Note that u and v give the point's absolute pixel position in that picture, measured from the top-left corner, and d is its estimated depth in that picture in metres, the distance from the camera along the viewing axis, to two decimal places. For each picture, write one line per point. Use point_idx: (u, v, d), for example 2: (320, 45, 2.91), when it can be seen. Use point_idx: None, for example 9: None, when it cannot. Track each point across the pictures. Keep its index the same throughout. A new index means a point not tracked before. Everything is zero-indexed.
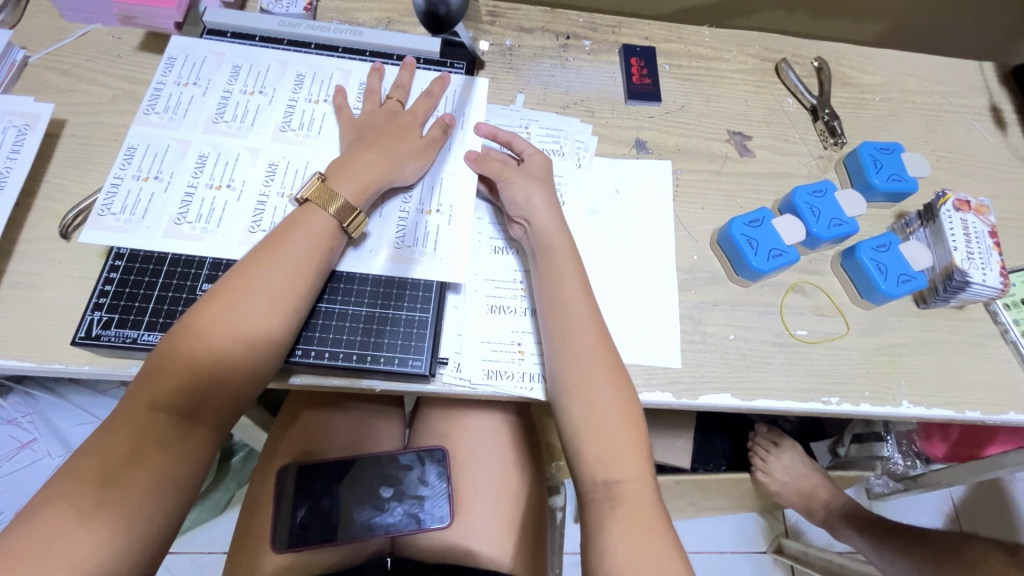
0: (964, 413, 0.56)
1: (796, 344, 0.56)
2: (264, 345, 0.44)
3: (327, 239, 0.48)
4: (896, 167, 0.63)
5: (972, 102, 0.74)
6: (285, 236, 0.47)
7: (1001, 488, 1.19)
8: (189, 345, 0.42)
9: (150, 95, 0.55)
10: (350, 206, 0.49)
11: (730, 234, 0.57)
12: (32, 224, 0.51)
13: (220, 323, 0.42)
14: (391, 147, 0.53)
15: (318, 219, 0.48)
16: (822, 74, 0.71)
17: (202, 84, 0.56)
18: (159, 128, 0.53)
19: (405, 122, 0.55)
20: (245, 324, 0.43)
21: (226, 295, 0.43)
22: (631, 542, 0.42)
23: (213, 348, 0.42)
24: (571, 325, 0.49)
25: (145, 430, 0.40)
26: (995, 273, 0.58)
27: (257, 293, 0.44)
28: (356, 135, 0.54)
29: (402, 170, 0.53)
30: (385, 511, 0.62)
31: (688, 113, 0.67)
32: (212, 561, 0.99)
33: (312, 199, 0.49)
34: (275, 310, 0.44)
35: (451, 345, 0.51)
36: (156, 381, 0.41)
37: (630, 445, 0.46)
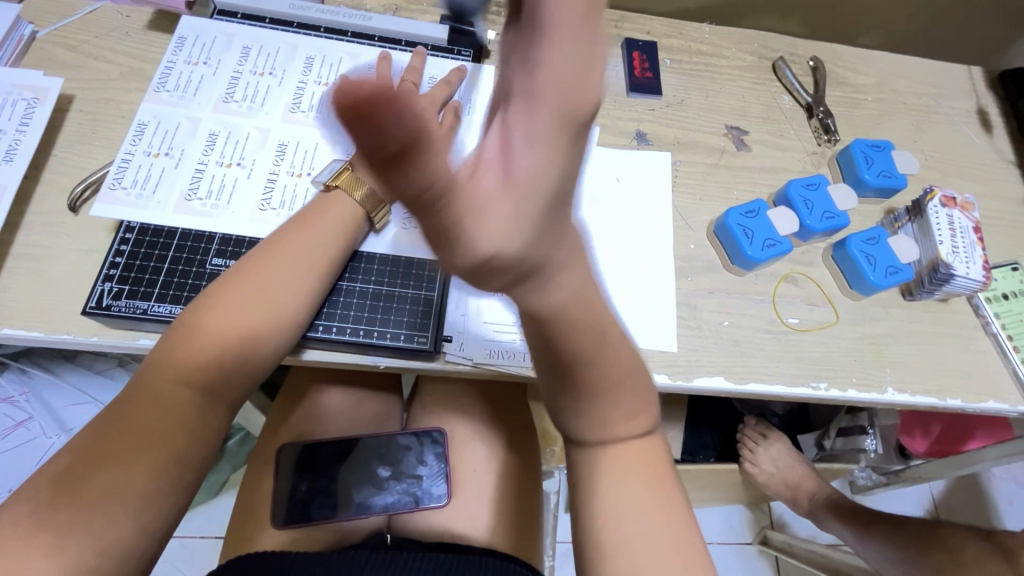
0: (946, 400, 0.58)
1: (788, 331, 0.58)
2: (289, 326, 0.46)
3: (350, 226, 0.50)
4: (885, 165, 0.65)
5: (960, 105, 0.77)
6: (310, 221, 0.49)
7: (979, 483, 1.23)
8: (215, 320, 0.43)
9: (161, 74, 0.55)
10: (376, 197, 0.51)
11: (727, 223, 0.59)
12: (40, 197, 0.52)
13: (248, 302, 0.44)
14: None
15: (344, 205, 0.50)
16: (817, 73, 0.73)
17: (212, 64, 0.57)
18: (170, 106, 0.54)
19: None
20: (274, 305, 0.45)
21: (254, 275, 0.45)
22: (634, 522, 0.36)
23: (239, 325, 0.43)
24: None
25: (166, 404, 0.39)
26: (977, 266, 0.60)
27: (285, 275, 0.46)
28: None
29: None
30: (383, 490, 0.64)
31: (687, 107, 0.69)
32: (204, 545, 0.99)
33: (340, 186, 0.51)
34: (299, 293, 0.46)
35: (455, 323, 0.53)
36: (178, 355, 0.41)
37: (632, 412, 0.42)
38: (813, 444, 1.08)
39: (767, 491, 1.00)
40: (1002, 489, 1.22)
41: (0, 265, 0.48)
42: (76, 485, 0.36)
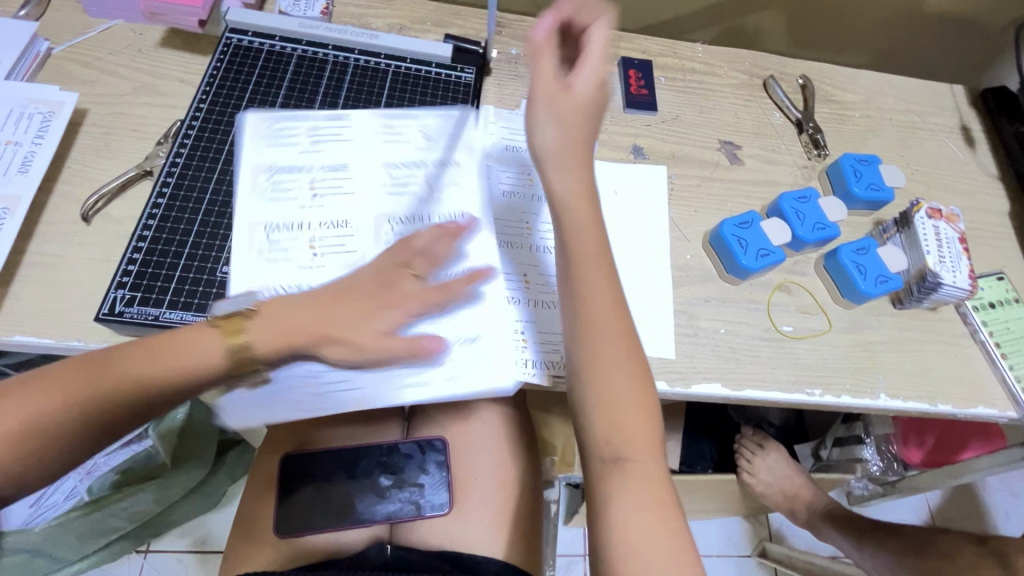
0: (937, 405, 0.60)
1: (782, 339, 0.60)
2: (198, 374, 0.41)
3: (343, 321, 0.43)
4: (874, 177, 0.68)
5: (944, 121, 0.80)
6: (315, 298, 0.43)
7: (975, 493, 1.23)
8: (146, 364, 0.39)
9: (267, 124, 0.56)
10: None
11: (721, 234, 0.61)
12: (53, 208, 0.53)
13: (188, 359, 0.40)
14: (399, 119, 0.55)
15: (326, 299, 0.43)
16: (806, 90, 0.76)
17: (355, 114, 0.59)
18: (275, 170, 0.55)
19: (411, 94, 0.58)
20: (184, 347, 0.41)
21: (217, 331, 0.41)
22: (645, 527, 0.42)
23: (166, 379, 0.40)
24: (589, 299, 0.46)
25: (68, 422, 0.39)
26: (964, 275, 0.62)
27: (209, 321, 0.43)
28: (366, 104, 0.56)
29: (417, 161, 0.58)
30: (385, 498, 0.65)
31: (682, 122, 0.71)
32: (201, 559, 0.98)
33: None
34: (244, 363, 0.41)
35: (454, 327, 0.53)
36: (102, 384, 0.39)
37: (643, 421, 0.45)
38: (810, 454, 1.09)
39: (764, 501, 1.00)
40: (998, 499, 1.23)
41: (14, 273, 0.50)
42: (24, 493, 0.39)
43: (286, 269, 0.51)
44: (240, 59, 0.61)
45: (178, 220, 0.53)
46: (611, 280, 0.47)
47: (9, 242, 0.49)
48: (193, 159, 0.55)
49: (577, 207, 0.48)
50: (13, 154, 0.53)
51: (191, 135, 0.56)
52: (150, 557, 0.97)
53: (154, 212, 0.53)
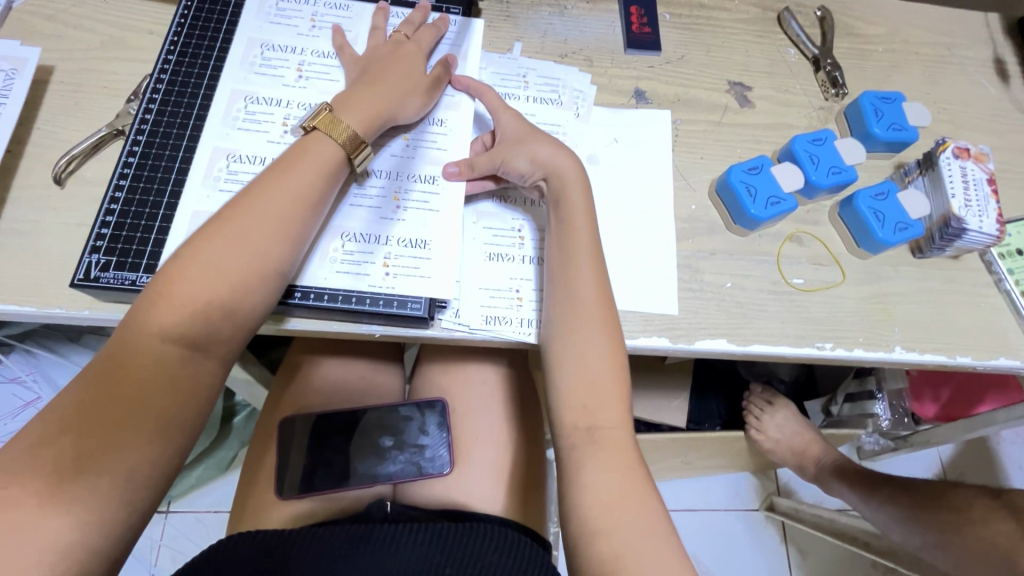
0: (956, 358, 0.57)
1: (792, 292, 0.57)
2: (258, 257, 0.43)
3: (332, 169, 0.48)
4: (896, 117, 0.63)
5: (976, 54, 0.73)
6: (292, 162, 0.46)
7: (988, 446, 1.22)
8: (210, 256, 0.42)
9: (277, 11, 0.57)
10: (357, 136, 0.49)
11: (729, 181, 0.57)
12: (24, 171, 0.51)
13: (225, 247, 0.42)
14: (392, 82, 0.52)
15: (325, 147, 0.47)
16: (825, 24, 0.70)
17: (351, 9, 0.59)
18: (268, 54, 0.55)
19: (407, 54, 0.55)
20: (241, 239, 0.43)
21: (217, 234, 0.43)
22: (611, 488, 0.43)
23: (226, 273, 0.42)
24: (569, 277, 0.49)
25: (154, 357, 0.40)
26: (991, 220, 0.58)
27: (230, 240, 0.43)
28: (359, 64, 0.54)
29: (405, 107, 0.52)
30: (387, 459, 0.65)
31: (688, 63, 0.66)
32: (218, 519, 1.01)
33: (318, 127, 0.48)
34: (249, 252, 0.43)
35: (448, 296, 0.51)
36: (175, 290, 0.41)
37: (615, 392, 0.47)
38: (821, 411, 1.08)
39: (773, 457, 0.99)
40: (1011, 453, 1.21)
41: None
42: (85, 458, 0.36)
43: None
44: (207, 5, 0.56)
45: (151, 180, 0.49)
46: (597, 263, 0.50)
47: None
48: (163, 115, 0.51)
49: (557, 188, 0.52)
50: None
51: (160, 89, 0.52)
52: (171, 519, 1.00)
53: (125, 174, 0.49)
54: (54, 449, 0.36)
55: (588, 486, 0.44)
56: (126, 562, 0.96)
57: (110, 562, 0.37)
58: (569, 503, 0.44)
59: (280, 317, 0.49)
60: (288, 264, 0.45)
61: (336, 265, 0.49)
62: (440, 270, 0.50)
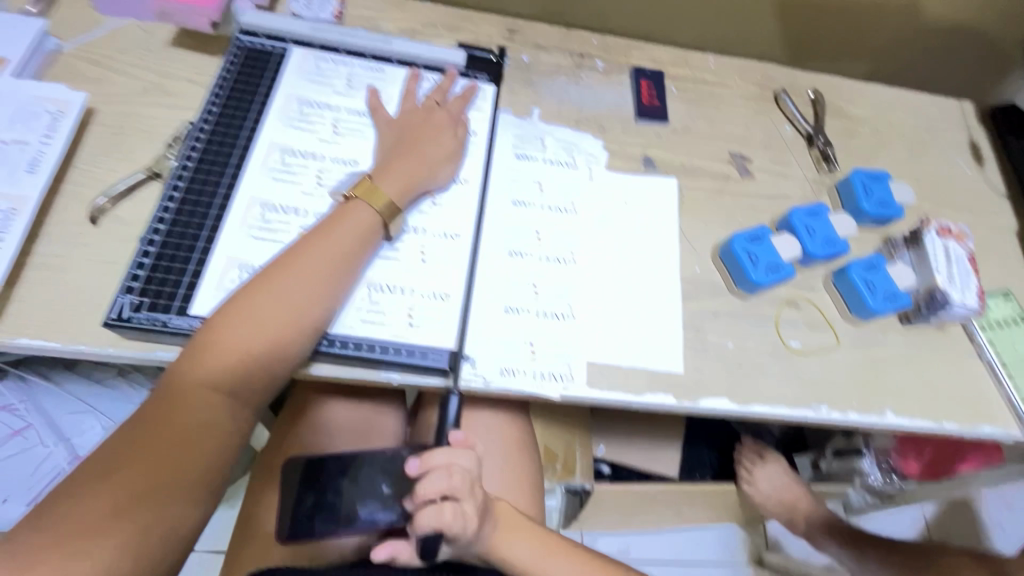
0: (943, 424, 0.60)
1: (790, 355, 0.60)
2: (300, 312, 0.46)
3: (368, 230, 0.51)
4: (884, 194, 0.68)
5: (953, 138, 0.80)
6: (333, 224, 0.50)
7: (971, 506, 1.24)
8: (254, 312, 0.45)
9: (315, 70, 0.61)
10: (395, 206, 0.52)
11: (732, 248, 0.61)
12: (61, 208, 0.52)
13: (267, 304, 0.45)
14: (425, 151, 0.56)
15: (363, 211, 0.51)
16: (817, 104, 0.76)
17: (384, 71, 0.63)
18: (305, 110, 0.58)
19: (437, 120, 0.59)
20: (286, 295, 0.45)
21: (260, 291, 0.45)
22: None
23: (268, 330, 0.44)
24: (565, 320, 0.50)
25: (199, 409, 0.43)
26: (973, 294, 0.62)
27: (269, 299, 0.45)
28: (392, 128, 0.58)
29: (437, 176, 0.57)
30: (387, 507, 0.62)
31: (693, 133, 0.71)
32: (196, 561, 0.98)
33: (358, 195, 0.52)
34: (290, 308, 0.45)
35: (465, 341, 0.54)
36: (219, 346, 0.44)
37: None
38: (810, 465, 1.10)
39: (763, 511, 1.00)
40: (992, 513, 1.24)
41: (20, 274, 0.49)
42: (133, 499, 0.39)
43: None
44: (249, 61, 0.60)
45: (188, 224, 0.51)
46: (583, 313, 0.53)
47: (16, 243, 0.48)
48: (203, 163, 0.54)
49: None
50: (20, 153, 0.52)
51: (202, 138, 0.55)
52: None
53: (163, 217, 0.51)
54: (74, 494, 0.38)
55: None
56: None
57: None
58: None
59: (304, 362, 0.50)
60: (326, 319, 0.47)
61: (360, 314, 0.52)
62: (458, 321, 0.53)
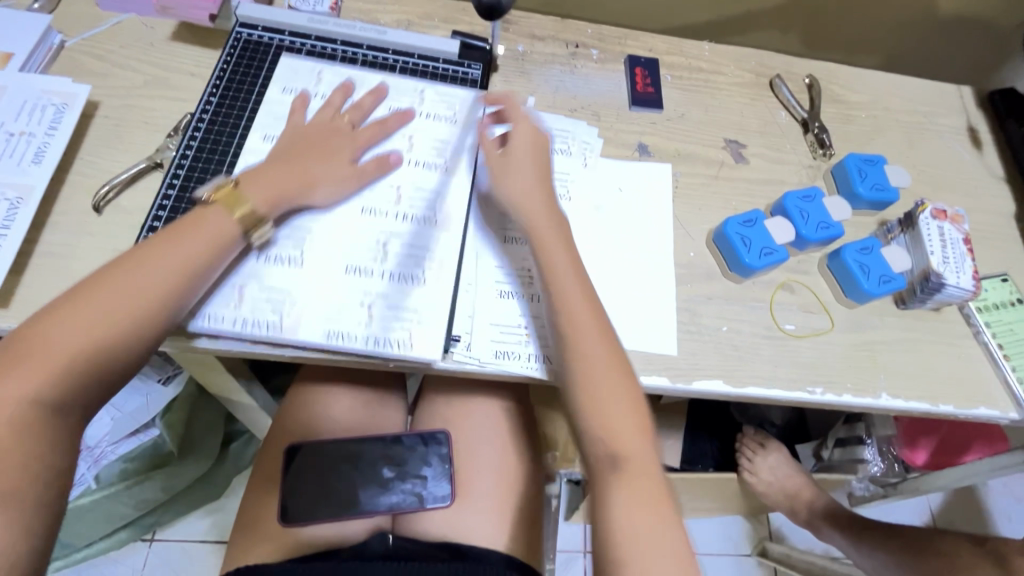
0: (939, 406, 0.60)
1: (784, 337, 0.60)
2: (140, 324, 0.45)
3: (223, 237, 0.50)
4: (879, 178, 0.68)
5: (951, 123, 0.79)
6: (182, 230, 0.49)
7: (976, 496, 1.23)
8: (86, 315, 0.43)
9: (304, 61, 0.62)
10: (253, 213, 0.51)
11: (725, 232, 0.61)
12: (65, 198, 0.54)
13: (98, 309, 0.44)
14: (313, 160, 0.55)
15: (218, 219, 0.50)
16: (813, 90, 0.76)
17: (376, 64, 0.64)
18: (294, 103, 0.60)
19: (346, 126, 0.58)
20: (124, 303, 0.45)
21: (96, 299, 0.44)
22: (642, 512, 0.45)
23: (92, 336, 0.43)
24: (563, 302, 0.51)
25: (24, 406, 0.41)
26: (968, 276, 0.62)
27: (108, 296, 0.44)
28: (293, 137, 0.56)
29: (317, 191, 0.54)
30: (388, 489, 0.66)
31: (688, 120, 0.71)
32: (205, 550, 0.99)
33: (218, 201, 0.51)
34: (135, 318, 0.45)
35: (398, 332, 0.52)
36: (46, 346, 0.42)
37: (633, 415, 0.49)
38: (812, 454, 1.09)
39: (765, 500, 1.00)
40: (999, 503, 1.23)
41: (26, 261, 0.50)
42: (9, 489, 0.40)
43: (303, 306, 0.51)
44: (246, 53, 0.61)
45: (188, 213, 0.53)
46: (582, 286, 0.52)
47: (23, 231, 0.50)
48: (202, 153, 0.55)
49: (538, 220, 0.55)
50: (26, 144, 0.53)
51: (201, 128, 0.57)
52: (153, 548, 0.99)
53: (164, 206, 0.53)
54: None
55: (614, 514, 0.45)
56: None
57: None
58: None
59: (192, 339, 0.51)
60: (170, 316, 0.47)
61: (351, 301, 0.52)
62: (386, 328, 0.52)
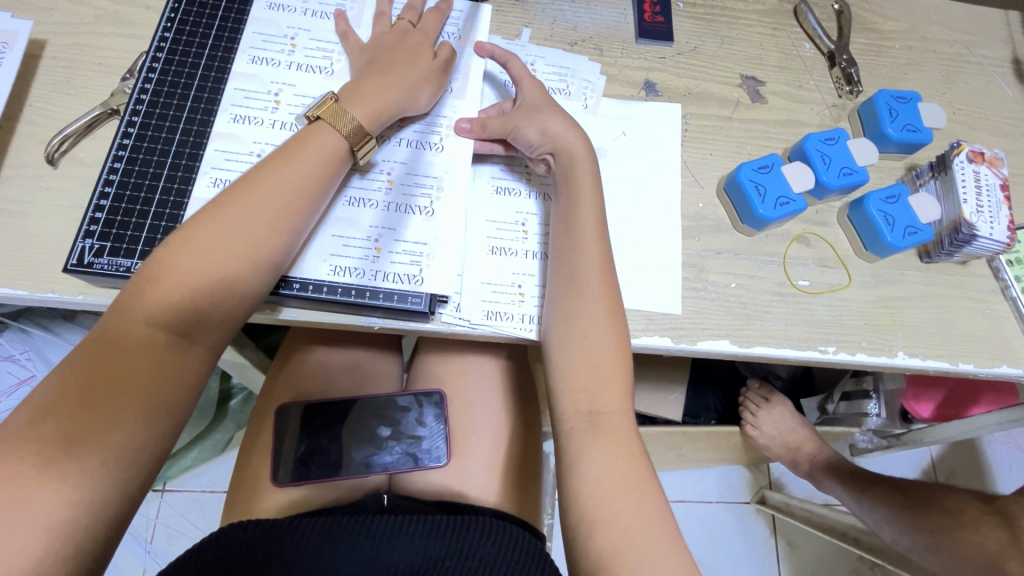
0: (958, 365, 0.56)
1: (797, 294, 0.56)
2: (264, 250, 0.43)
3: (334, 159, 0.47)
4: (911, 117, 0.61)
5: (994, 54, 0.71)
6: (292, 150, 0.45)
7: (979, 447, 1.23)
8: (206, 237, 0.41)
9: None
10: (362, 129, 0.48)
11: (738, 179, 0.56)
12: (16, 149, 0.49)
13: (217, 232, 0.41)
14: (401, 72, 0.51)
15: (326, 138, 0.47)
16: (842, 18, 0.68)
17: None
18: (266, 35, 0.53)
19: (413, 44, 0.53)
20: (242, 227, 0.42)
21: (216, 220, 0.42)
22: (611, 468, 0.44)
23: (217, 262, 0.41)
24: (579, 255, 0.49)
25: (143, 344, 0.39)
26: (1002, 226, 0.57)
27: (228, 218, 0.42)
28: (364, 57, 0.52)
29: (416, 100, 0.51)
30: (383, 449, 0.64)
31: (700, 54, 0.64)
32: (212, 499, 1.02)
33: (321, 117, 0.47)
34: (255, 242, 0.42)
35: (403, 265, 0.49)
36: (168, 273, 0.40)
37: (617, 376, 0.47)
38: (816, 408, 1.08)
39: (766, 452, 0.99)
40: (999, 454, 1.23)
41: None
42: (80, 438, 0.35)
43: (317, 255, 0.48)
44: None
45: (146, 163, 0.48)
46: (603, 243, 0.49)
47: None
48: (160, 97, 0.50)
49: (575, 170, 0.51)
50: None
51: (157, 68, 0.51)
52: (163, 498, 1.01)
53: (120, 156, 0.48)
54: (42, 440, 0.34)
55: (587, 475, 0.43)
56: (122, 540, 0.97)
57: (93, 564, 0.35)
58: (567, 498, 0.44)
59: (274, 307, 0.48)
60: (286, 249, 0.44)
61: (342, 257, 0.49)
62: (383, 279, 0.48)
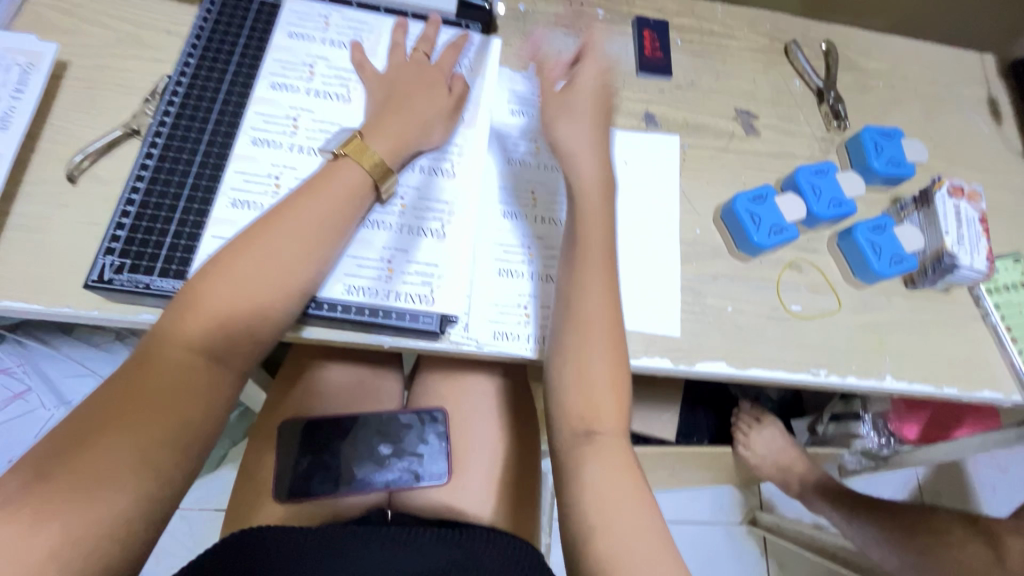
0: (942, 388, 0.59)
1: (790, 318, 0.59)
2: (295, 281, 0.44)
3: (361, 193, 0.49)
4: (895, 152, 0.65)
5: (970, 94, 0.76)
6: (321, 183, 0.47)
7: (963, 469, 1.25)
8: (242, 267, 0.43)
9: (296, 18, 0.58)
10: (385, 166, 0.50)
11: (734, 209, 0.59)
12: (37, 167, 0.50)
13: (251, 262, 0.43)
14: (418, 109, 0.53)
15: (352, 172, 0.48)
16: (830, 57, 0.72)
17: (369, 22, 0.59)
18: (286, 62, 0.56)
19: (428, 80, 0.56)
20: (275, 258, 0.43)
21: (250, 251, 0.43)
22: (615, 484, 0.44)
23: (251, 292, 0.42)
24: (579, 276, 0.49)
25: (179, 369, 0.40)
26: (981, 257, 0.60)
27: (260, 249, 0.43)
28: (381, 91, 0.55)
29: (431, 137, 0.54)
30: (384, 466, 0.64)
31: (697, 88, 0.68)
32: (202, 517, 1.01)
33: (348, 154, 0.49)
34: (287, 273, 0.44)
35: (414, 286, 0.51)
36: (204, 302, 0.41)
37: (614, 397, 0.47)
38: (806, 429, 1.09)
39: (758, 473, 1.01)
40: (982, 475, 1.26)
41: None
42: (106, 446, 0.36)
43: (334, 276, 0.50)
44: (228, 11, 0.57)
45: (167, 183, 0.49)
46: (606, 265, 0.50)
47: None
48: (182, 119, 0.52)
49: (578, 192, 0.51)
50: None
51: (180, 92, 0.53)
52: None
53: (142, 175, 0.49)
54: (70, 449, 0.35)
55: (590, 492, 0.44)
56: None
57: None
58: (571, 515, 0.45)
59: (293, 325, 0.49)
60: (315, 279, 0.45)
61: (355, 277, 0.50)
62: (394, 299, 0.50)
